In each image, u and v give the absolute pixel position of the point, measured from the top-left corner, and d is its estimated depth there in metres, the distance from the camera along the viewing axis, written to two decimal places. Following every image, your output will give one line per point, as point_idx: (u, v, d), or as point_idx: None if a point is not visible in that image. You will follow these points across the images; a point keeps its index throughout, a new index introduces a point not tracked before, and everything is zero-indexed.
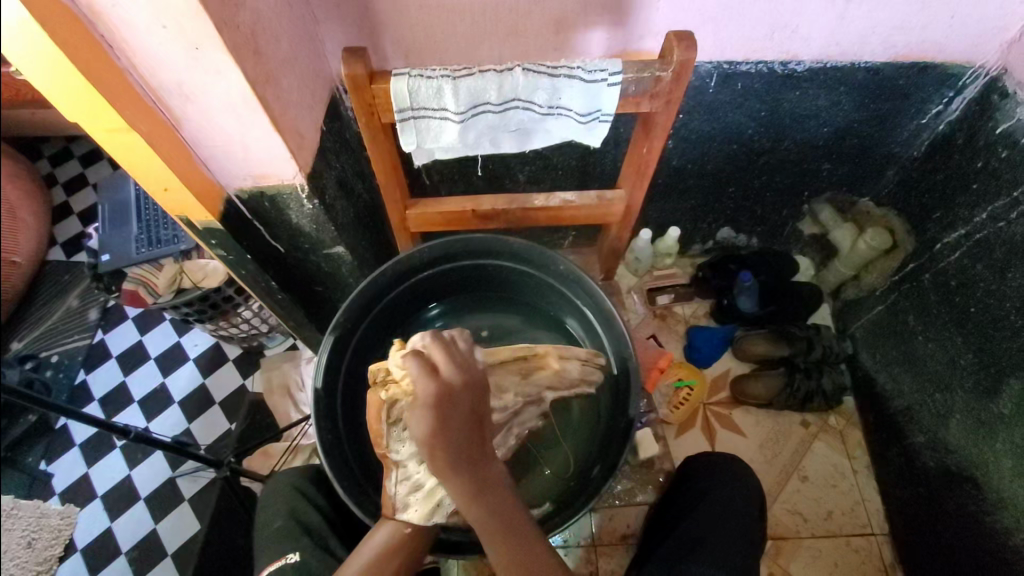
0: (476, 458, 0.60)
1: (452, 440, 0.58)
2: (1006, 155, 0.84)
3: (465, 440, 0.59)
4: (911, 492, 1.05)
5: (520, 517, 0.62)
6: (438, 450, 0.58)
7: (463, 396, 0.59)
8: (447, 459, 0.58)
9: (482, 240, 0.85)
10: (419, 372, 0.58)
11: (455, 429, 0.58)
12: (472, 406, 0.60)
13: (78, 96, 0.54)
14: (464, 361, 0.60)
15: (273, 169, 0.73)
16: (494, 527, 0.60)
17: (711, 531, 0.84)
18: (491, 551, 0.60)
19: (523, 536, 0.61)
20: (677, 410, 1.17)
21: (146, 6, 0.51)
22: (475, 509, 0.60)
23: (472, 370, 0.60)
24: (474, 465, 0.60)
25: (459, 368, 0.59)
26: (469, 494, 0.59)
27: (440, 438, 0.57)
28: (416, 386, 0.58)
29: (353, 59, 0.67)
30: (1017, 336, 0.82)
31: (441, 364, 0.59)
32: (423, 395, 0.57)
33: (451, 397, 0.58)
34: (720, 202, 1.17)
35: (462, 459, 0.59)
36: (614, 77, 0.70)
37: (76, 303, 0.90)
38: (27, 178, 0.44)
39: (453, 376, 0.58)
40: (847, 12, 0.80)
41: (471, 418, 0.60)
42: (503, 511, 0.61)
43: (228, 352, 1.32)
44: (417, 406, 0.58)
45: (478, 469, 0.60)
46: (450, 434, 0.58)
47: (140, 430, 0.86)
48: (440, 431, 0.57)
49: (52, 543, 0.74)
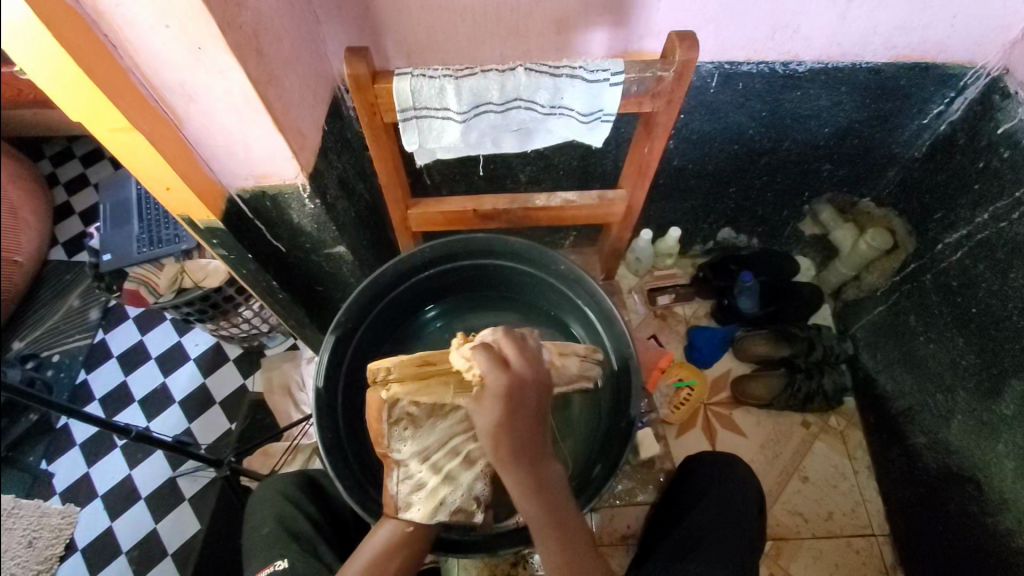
0: (537, 453, 0.61)
1: (517, 433, 0.59)
2: (1007, 156, 0.84)
3: (529, 434, 0.60)
4: (913, 493, 1.05)
5: (573, 519, 0.62)
6: (504, 442, 0.59)
7: (530, 390, 0.62)
8: (511, 451, 0.59)
9: (483, 240, 0.85)
10: (489, 364, 0.60)
11: (522, 421, 0.60)
12: (537, 401, 0.62)
13: (83, 96, 0.54)
14: (532, 356, 0.63)
15: (275, 170, 0.73)
16: (549, 527, 0.60)
17: (712, 530, 0.84)
18: (544, 548, 0.60)
19: (575, 536, 0.61)
20: (677, 410, 1.17)
21: (148, 5, 0.51)
22: (533, 504, 0.60)
23: (539, 367, 0.63)
24: (535, 461, 0.60)
25: (528, 363, 0.62)
26: (528, 488, 0.59)
27: (507, 430, 0.59)
28: (488, 377, 0.60)
29: (355, 59, 0.67)
30: (1019, 336, 0.82)
31: (510, 357, 0.62)
32: (494, 386, 0.59)
33: (521, 390, 0.60)
34: (720, 203, 1.18)
35: (524, 453, 0.60)
36: (616, 77, 0.70)
37: (76, 303, 0.89)
38: (26, 177, 0.44)
39: (523, 369, 0.61)
40: (848, 12, 0.80)
41: (535, 413, 0.61)
42: (558, 509, 0.61)
43: (229, 352, 1.33)
44: (488, 397, 0.59)
45: (538, 464, 0.61)
46: (516, 426, 0.59)
47: (141, 429, 0.86)
48: (509, 421, 0.59)
49: (52, 542, 0.73)
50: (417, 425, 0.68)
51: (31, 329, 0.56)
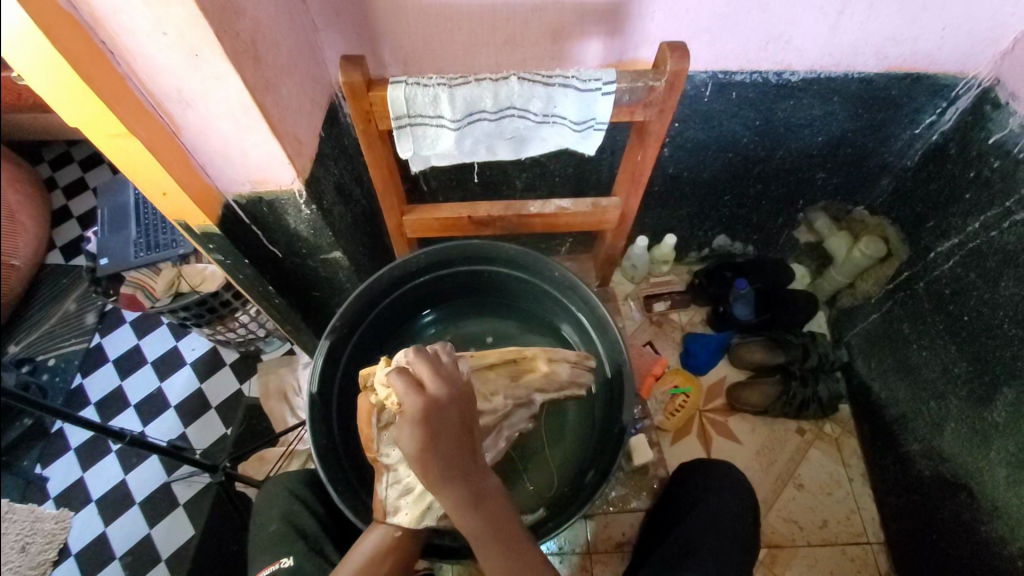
0: (470, 468, 0.60)
1: (443, 454, 0.58)
2: (998, 165, 0.85)
3: (458, 452, 0.59)
4: (907, 500, 1.05)
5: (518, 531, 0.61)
6: (431, 465, 0.57)
7: (450, 409, 0.60)
8: (440, 473, 0.58)
9: (478, 246, 0.86)
10: (405, 387, 0.59)
11: (444, 443, 0.58)
12: (460, 417, 0.60)
13: (80, 101, 0.54)
14: (448, 374, 0.61)
15: (271, 175, 0.74)
16: (494, 543, 0.60)
17: (707, 536, 0.85)
18: (489, 562, 0.59)
19: (520, 546, 0.61)
20: (672, 417, 1.18)
21: (148, 13, 0.51)
22: (474, 520, 0.59)
23: (456, 382, 0.61)
24: (469, 476, 0.60)
25: (444, 380, 0.61)
26: (465, 507, 0.59)
27: (432, 453, 0.57)
28: (404, 401, 0.58)
29: (351, 67, 0.67)
30: (1010, 343, 0.83)
31: (426, 378, 0.60)
32: (412, 411, 0.58)
33: (439, 411, 0.59)
34: (716, 210, 1.18)
35: (456, 471, 0.59)
36: (608, 86, 0.71)
37: (72, 307, 0.91)
38: (25, 182, 0.44)
39: (439, 389, 0.60)
40: (839, 23, 0.81)
41: (460, 430, 0.60)
42: (500, 521, 0.60)
43: (227, 358, 1.30)
44: (405, 423, 0.58)
45: (473, 479, 0.60)
46: (440, 447, 0.58)
47: (135, 433, 0.86)
48: (431, 444, 0.57)
49: (48, 547, 0.72)
50: None
51: (25, 331, 0.55)
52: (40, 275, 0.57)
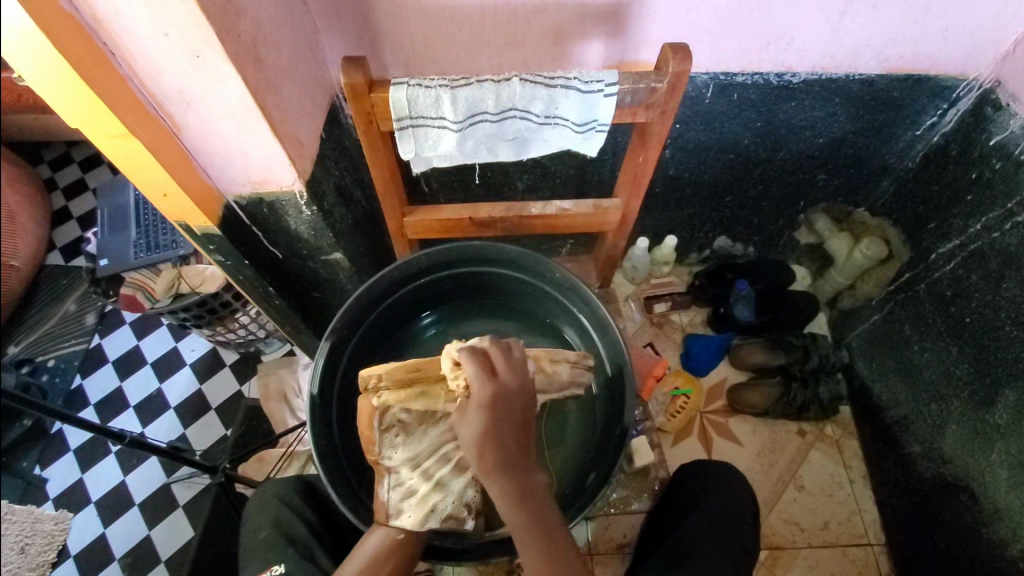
0: (522, 462, 0.61)
1: (503, 442, 0.59)
2: (999, 166, 0.85)
3: (515, 443, 0.60)
4: (908, 502, 1.05)
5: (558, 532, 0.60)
6: (491, 452, 0.59)
7: (516, 399, 0.62)
8: (498, 461, 0.59)
9: (480, 247, 0.86)
10: (477, 371, 0.60)
11: (506, 431, 0.60)
12: (524, 407, 0.62)
13: (80, 102, 0.54)
14: (518, 365, 0.63)
15: (272, 176, 0.73)
16: (532, 541, 0.59)
17: (710, 537, 0.85)
18: (527, 559, 0.58)
19: (561, 547, 0.60)
20: (673, 418, 1.18)
21: (147, 14, 0.51)
22: (520, 515, 0.59)
23: (525, 373, 0.63)
24: (521, 469, 0.60)
25: (514, 371, 0.63)
26: (514, 499, 0.59)
27: (494, 441, 0.59)
28: (474, 386, 0.60)
29: (352, 68, 0.67)
30: (1012, 344, 0.83)
31: (498, 365, 0.62)
32: (480, 396, 0.60)
33: (505, 400, 0.61)
34: (717, 211, 1.18)
35: (510, 463, 0.59)
36: (610, 88, 0.71)
37: (72, 307, 0.91)
38: (22, 183, 0.44)
39: (509, 378, 0.62)
40: (841, 24, 0.81)
41: (521, 421, 0.61)
42: (544, 519, 0.60)
43: (227, 359, 1.31)
44: (472, 407, 0.59)
45: (523, 473, 0.60)
46: (502, 436, 0.59)
47: (134, 435, 0.86)
48: (494, 431, 0.59)
49: (46, 548, 0.72)
50: (408, 432, 0.68)
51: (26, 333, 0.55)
52: (40, 275, 0.57)
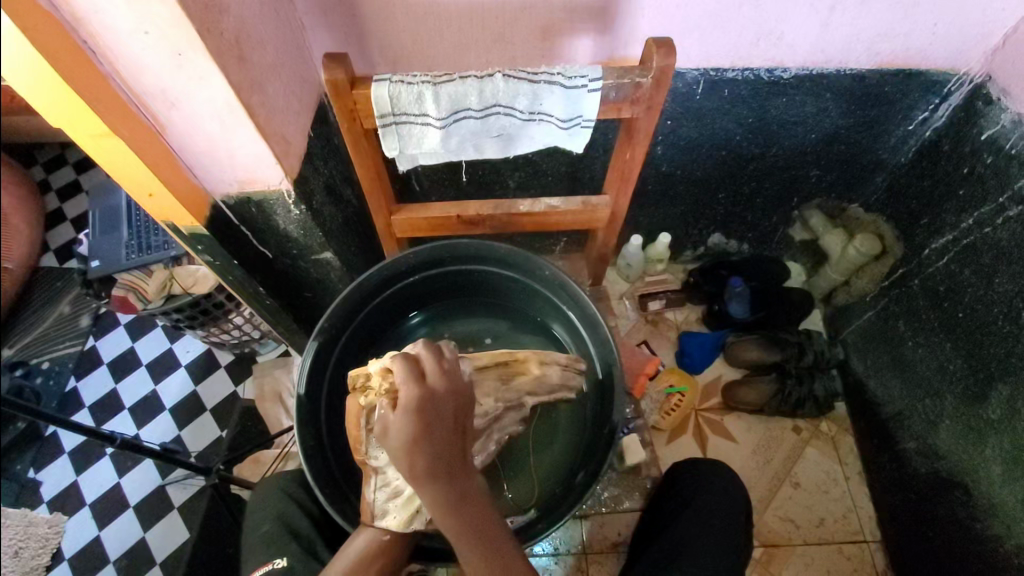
0: (454, 469, 0.59)
1: (432, 449, 0.58)
2: (991, 161, 0.85)
3: (446, 450, 0.59)
4: (902, 499, 1.05)
5: (501, 536, 0.60)
6: (418, 458, 0.57)
7: (446, 404, 0.60)
8: (426, 468, 0.57)
9: (469, 245, 0.85)
10: (405, 377, 0.59)
11: (439, 438, 0.58)
12: (455, 414, 0.60)
13: (63, 105, 0.54)
14: (450, 370, 0.62)
15: (259, 176, 0.73)
16: (471, 543, 0.58)
17: (698, 535, 0.84)
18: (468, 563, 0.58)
19: (501, 549, 0.59)
20: (668, 416, 1.17)
21: (128, 12, 0.51)
22: (451, 521, 0.58)
23: (458, 380, 0.61)
24: (451, 476, 0.58)
25: (446, 377, 0.61)
26: (443, 507, 0.58)
27: (423, 447, 0.57)
28: (402, 389, 0.59)
29: (335, 66, 0.67)
30: (1005, 340, 0.83)
31: (428, 371, 0.61)
32: (405, 399, 0.58)
33: (434, 403, 0.59)
34: (711, 208, 1.18)
35: (440, 471, 0.58)
36: (594, 83, 0.70)
37: (69, 310, 0.91)
38: (17, 185, 0.44)
39: (438, 384, 0.60)
40: (830, 19, 0.80)
41: (452, 426, 0.60)
42: (482, 524, 0.59)
43: (221, 360, 1.31)
44: (399, 412, 0.58)
45: (454, 481, 0.58)
46: (431, 442, 0.58)
47: (127, 436, 0.85)
48: (422, 437, 0.57)
49: (41, 551, 0.71)
50: None
51: (25, 338, 0.54)
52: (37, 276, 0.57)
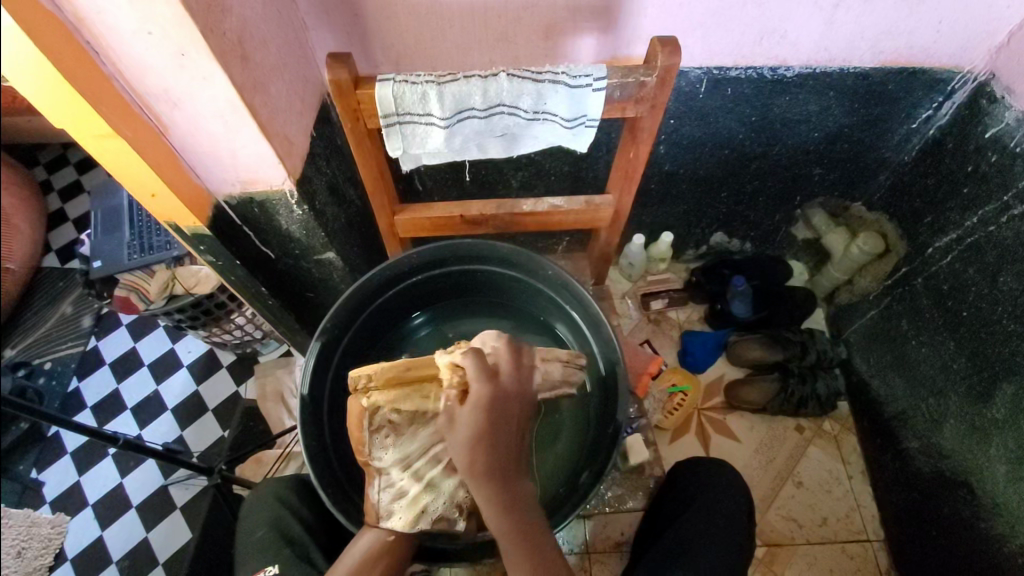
0: (511, 468, 0.62)
1: (496, 446, 0.61)
2: (995, 159, 0.84)
3: (507, 450, 0.62)
4: (906, 498, 1.05)
5: (547, 541, 0.62)
6: (481, 454, 0.60)
7: (513, 403, 0.63)
8: (485, 466, 0.60)
9: (471, 244, 0.85)
10: (477, 373, 0.62)
11: (503, 436, 0.61)
12: (520, 414, 0.64)
13: (65, 105, 0.54)
14: (521, 371, 0.66)
15: (261, 176, 0.73)
16: (519, 545, 0.60)
17: (702, 535, 0.84)
18: (514, 565, 0.59)
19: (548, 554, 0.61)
20: (671, 415, 1.17)
21: (131, 12, 0.51)
22: (505, 521, 0.60)
23: (524, 381, 0.66)
24: (508, 476, 0.61)
25: (516, 378, 0.65)
26: (500, 505, 0.60)
27: (488, 443, 0.60)
28: (473, 386, 0.62)
29: (337, 66, 0.67)
30: (1010, 339, 0.82)
31: (501, 370, 0.64)
32: (477, 395, 0.61)
33: (503, 400, 0.62)
34: (713, 207, 1.18)
35: (496, 469, 0.60)
36: (598, 82, 0.70)
37: (70, 310, 0.91)
38: (20, 186, 0.44)
39: (509, 384, 0.64)
40: (834, 17, 0.80)
41: (517, 426, 0.63)
42: (530, 526, 0.61)
43: (222, 361, 1.31)
44: (470, 406, 0.61)
45: (509, 480, 0.61)
46: (496, 439, 0.61)
47: (129, 436, 0.85)
48: (490, 433, 0.61)
49: (43, 552, 0.71)
50: (399, 433, 0.67)
51: (26, 338, 0.54)
52: (39, 277, 0.57)
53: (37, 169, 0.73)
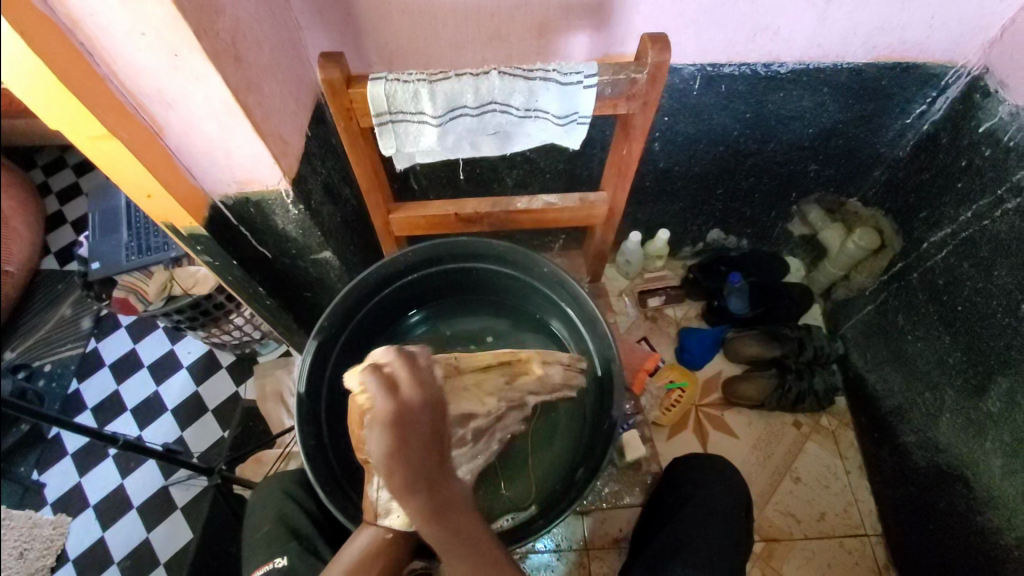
0: (435, 476, 0.60)
1: (410, 460, 0.58)
2: (989, 154, 0.85)
3: (425, 460, 0.59)
4: (903, 492, 1.05)
5: (486, 538, 0.61)
6: (397, 470, 0.58)
7: (421, 413, 0.61)
8: (403, 480, 0.58)
9: (466, 243, 0.86)
10: (378, 390, 0.60)
11: (416, 448, 0.59)
12: (430, 422, 0.61)
13: (61, 106, 0.54)
14: (425, 379, 0.63)
15: (256, 176, 0.74)
16: (457, 550, 0.59)
17: (697, 530, 0.84)
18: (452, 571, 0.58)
19: (487, 554, 0.60)
20: (668, 412, 1.18)
21: (124, 12, 0.51)
22: (437, 529, 0.58)
23: (430, 387, 0.62)
24: (432, 484, 0.59)
25: (419, 386, 0.62)
26: (428, 516, 0.58)
27: (400, 458, 0.58)
28: (375, 404, 0.60)
29: (330, 65, 0.67)
30: (1005, 333, 0.83)
31: (400, 381, 0.61)
32: (380, 413, 0.59)
33: (408, 415, 0.60)
34: (709, 204, 1.18)
35: (418, 482, 0.58)
36: (590, 80, 0.71)
37: (71, 313, 0.90)
38: (19, 189, 0.45)
39: (411, 395, 0.61)
40: (826, 14, 0.80)
41: (430, 435, 0.60)
42: (466, 529, 0.60)
43: (222, 361, 1.29)
44: (376, 425, 0.59)
45: (437, 488, 0.59)
46: (408, 454, 0.58)
47: (130, 437, 0.85)
48: (400, 449, 0.58)
49: (45, 553, 0.71)
50: None
51: (26, 339, 0.54)
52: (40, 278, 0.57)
53: (35, 173, 0.73)
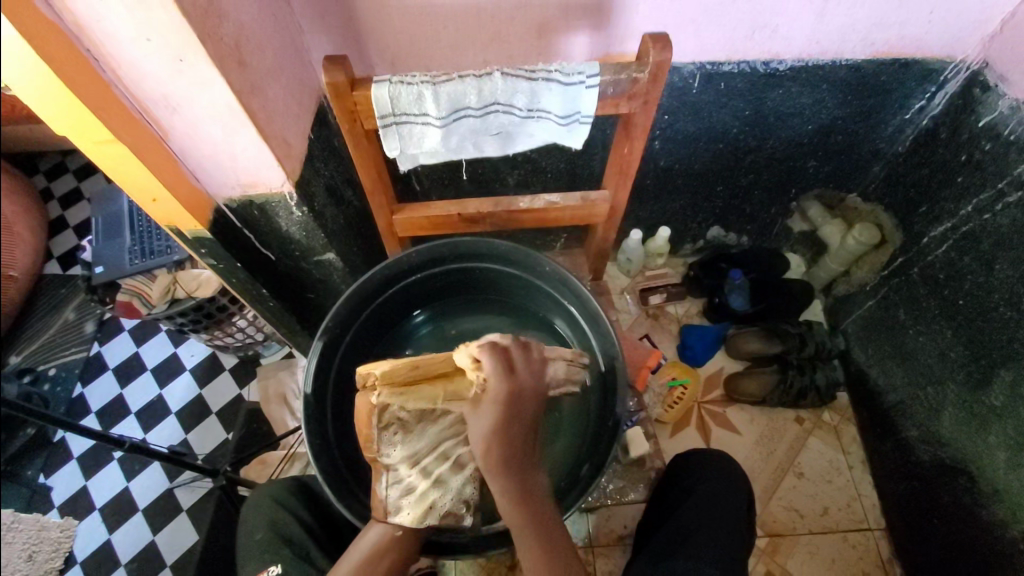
0: (525, 462, 0.64)
1: (510, 440, 0.63)
2: (989, 148, 0.85)
3: (522, 444, 0.64)
4: (907, 486, 1.05)
5: (558, 534, 0.63)
6: (496, 448, 0.63)
7: (529, 400, 0.66)
8: (502, 458, 0.63)
9: (469, 243, 0.86)
10: (496, 368, 0.64)
11: (516, 431, 0.64)
12: (533, 410, 0.66)
13: (68, 112, 0.54)
14: (535, 367, 0.67)
15: (260, 178, 0.74)
16: (531, 538, 0.61)
17: (704, 524, 0.85)
18: (527, 557, 0.61)
19: (562, 551, 0.62)
20: (671, 409, 1.18)
21: (129, 18, 0.51)
22: (520, 514, 0.62)
23: (538, 377, 0.67)
24: (522, 470, 0.64)
25: (530, 372, 0.67)
26: (515, 497, 0.62)
27: (504, 437, 0.63)
28: (491, 382, 0.64)
29: (333, 68, 0.67)
30: (1006, 327, 0.83)
31: (513, 365, 0.66)
32: (495, 392, 0.64)
33: (518, 398, 0.65)
34: (709, 202, 1.18)
35: (512, 462, 0.63)
36: (592, 79, 0.71)
37: (72, 316, 0.81)
38: (21, 196, 0.45)
39: (524, 378, 0.66)
40: (826, 10, 0.81)
41: (529, 423, 0.65)
42: (545, 518, 0.63)
43: (227, 364, 1.35)
44: (489, 402, 0.64)
45: (526, 473, 0.64)
46: (510, 435, 0.64)
47: (134, 439, 0.90)
48: (504, 428, 0.63)
49: (53, 556, 0.72)
50: (407, 430, 0.69)
51: (32, 344, 0.55)
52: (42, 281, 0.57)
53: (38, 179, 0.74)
